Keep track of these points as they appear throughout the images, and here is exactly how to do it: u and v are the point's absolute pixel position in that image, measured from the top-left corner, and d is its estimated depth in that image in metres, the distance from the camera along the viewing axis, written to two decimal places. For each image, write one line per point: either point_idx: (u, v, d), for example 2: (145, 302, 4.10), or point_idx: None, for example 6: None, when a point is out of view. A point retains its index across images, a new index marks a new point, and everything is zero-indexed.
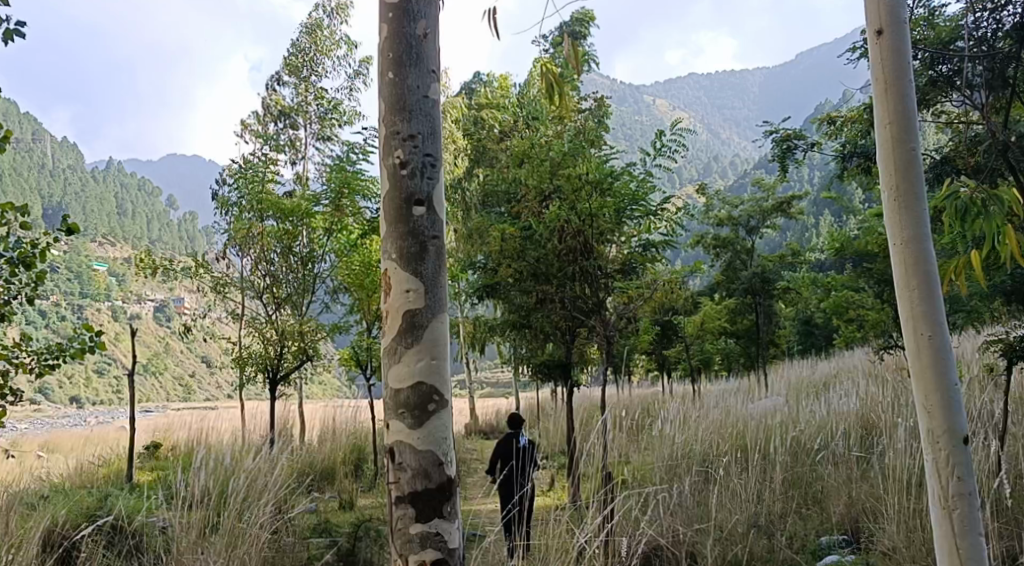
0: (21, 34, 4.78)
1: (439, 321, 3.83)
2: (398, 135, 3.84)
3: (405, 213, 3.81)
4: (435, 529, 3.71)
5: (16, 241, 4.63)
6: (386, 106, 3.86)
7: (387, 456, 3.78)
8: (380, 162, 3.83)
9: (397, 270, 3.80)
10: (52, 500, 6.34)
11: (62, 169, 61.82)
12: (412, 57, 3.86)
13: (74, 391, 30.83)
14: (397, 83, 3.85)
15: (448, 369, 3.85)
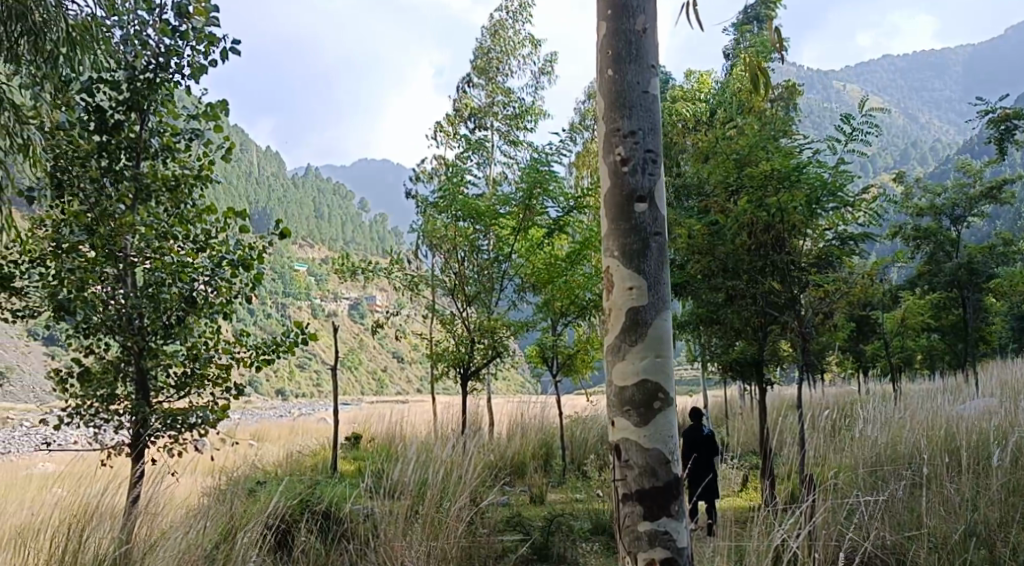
0: (236, 52, 5.14)
1: (663, 317, 3.87)
2: (618, 132, 3.91)
3: (627, 210, 3.88)
4: (663, 528, 3.77)
5: (237, 244, 4.96)
6: (606, 103, 3.94)
7: (614, 453, 3.86)
8: (602, 160, 3.92)
9: (620, 268, 3.88)
10: (268, 485, 6.76)
11: (267, 176, 66.00)
12: (632, 53, 3.92)
13: (278, 384, 32.70)
14: (616, 79, 3.92)
15: (672, 367, 3.89)
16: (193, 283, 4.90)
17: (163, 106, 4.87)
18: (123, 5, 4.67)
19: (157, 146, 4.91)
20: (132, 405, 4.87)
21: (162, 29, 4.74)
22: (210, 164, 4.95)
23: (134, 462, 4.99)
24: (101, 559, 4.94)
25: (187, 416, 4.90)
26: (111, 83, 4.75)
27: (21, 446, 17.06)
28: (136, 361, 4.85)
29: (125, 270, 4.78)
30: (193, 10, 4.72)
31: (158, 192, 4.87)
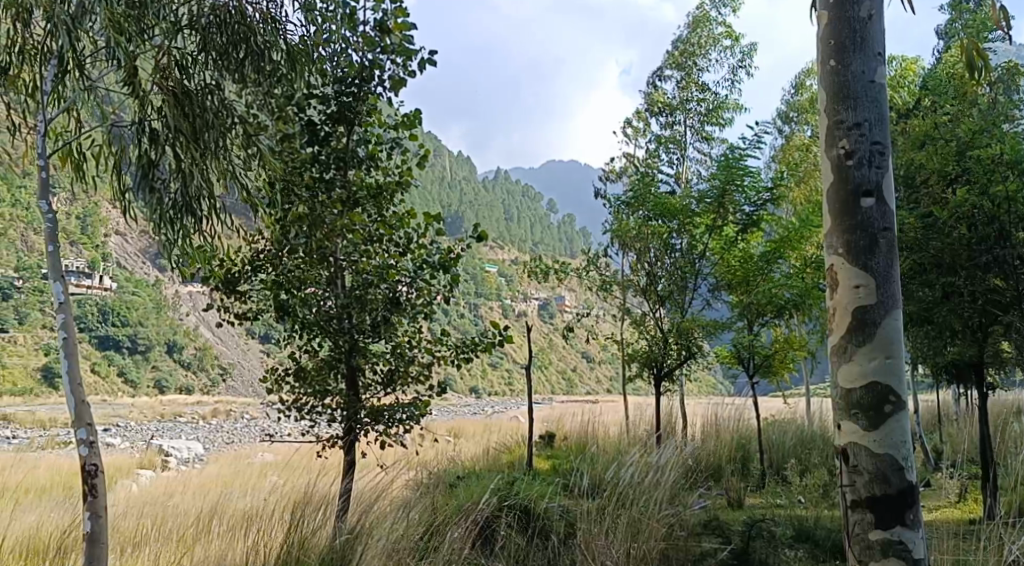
0: (433, 62, 5.31)
1: (893, 317, 3.69)
2: (842, 124, 3.78)
3: (852, 205, 3.74)
4: (898, 538, 3.61)
5: (437, 247, 5.14)
6: (829, 95, 3.82)
7: (841, 458, 3.73)
8: (825, 154, 3.81)
9: (845, 266, 3.73)
10: (467, 480, 6.94)
11: (460, 180, 68.06)
12: (857, 41, 3.79)
13: (471, 382, 33.50)
14: (840, 69, 3.80)
15: (904, 369, 3.71)
16: (397, 284, 5.12)
17: (370, 117, 5.09)
18: (329, 24, 4.89)
19: (363, 155, 5.11)
20: (343, 401, 5.12)
21: (366, 43, 4.94)
22: (410, 171, 5.09)
23: (347, 455, 5.25)
24: (330, 541, 5.23)
25: (393, 412, 5.09)
26: (320, 99, 5.03)
27: (240, 436, 18.35)
28: (347, 359, 5.11)
29: (336, 273, 5.06)
30: (392, 25, 4.90)
31: (364, 200, 5.07)
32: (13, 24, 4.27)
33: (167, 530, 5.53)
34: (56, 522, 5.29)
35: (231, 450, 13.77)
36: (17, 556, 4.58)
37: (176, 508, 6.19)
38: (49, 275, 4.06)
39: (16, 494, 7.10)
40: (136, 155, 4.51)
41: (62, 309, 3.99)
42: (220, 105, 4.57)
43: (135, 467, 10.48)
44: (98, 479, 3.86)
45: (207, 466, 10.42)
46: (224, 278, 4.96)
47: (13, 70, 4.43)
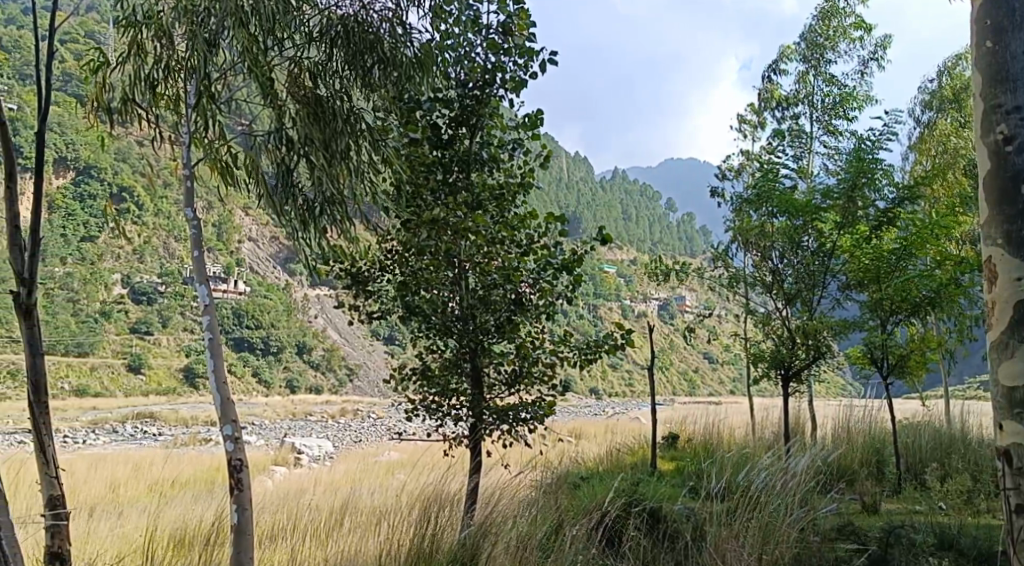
0: (554, 62, 5.30)
1: None
2: (1000, 109, 3.75)
3: (1012, 193, 3.70)
4: None
5: (560, 249, 5.13)
6: (986, 81, 3.79)
7: (1003, 457, 3.68)
8: (981, 140, 3.78)
9: (1004, 258, 3.70)
10: (592, 480, 6.90)
11: (577, 181, 68.05)
12: (1015, 23, 3.76)
13: (591, 383, 33.48)
14: (997, 52, 3.79)
15: None
16: (519, 285, 5.12)
17: (492, 120, 5.10)
18: (455, 28, 4.93)
19: (486, 157, 5.16)
20: (468, 401, 5.16)
21: (489, 45, 4.98)
22: (531, 172, 5.09)
23: (473, 453, 5.29)
24: (458, 535, 5.29)
25: (518, 412, 5.11)
26: (444, 102, 5.08)
27: (366, 435, 18.81)
28: (472, 359, 5.16)
29: (461, 274, 5.10)
30: (515, 27, 4.94)
31: (487, 201, 5.07)
32: (158, 43, 4.50)
33: (301, 523, 5.73)
34: (199, 513, 5.54)
35: (359, 449, 14.14)
36: (167, 543, 4.81)
37: (308, 502, 6.40)
38: (195, 280, 4.27)
39: (163, 488, 7.47)
40: (271, 163, 4.71)
41: (208, 311, 4.21)
42: (349, 115, 4.68)
43: (270, 463, 10.90)
44: (243, 473, 4.02)
45: (336, 463, 10.75)
46: (353, 278, 5.11)
47: (158, 88, 4.58)
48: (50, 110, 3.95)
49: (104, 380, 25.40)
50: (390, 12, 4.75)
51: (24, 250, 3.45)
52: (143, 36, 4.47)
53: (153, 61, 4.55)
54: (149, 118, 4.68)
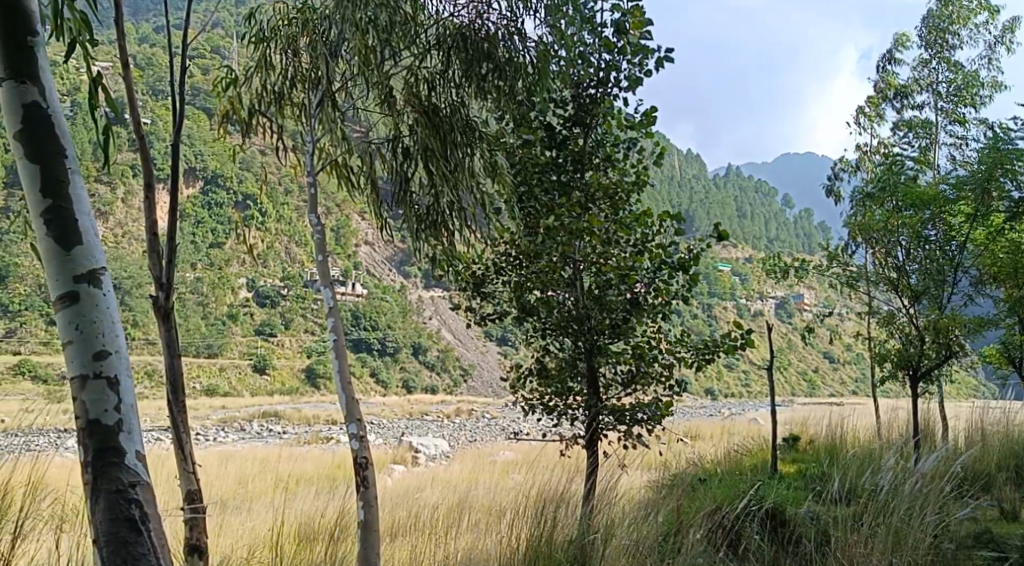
0: (670, 59, 5.22)
1: None
2: None
3: None
4: None
5: (675, 247, 5.01)
6: None
7: None
8: None
9: None
10: (711, 481, 6.77)
11: (690, 179, 67.04)
12: None
13: (707, 383, 32.89)
14: None
15: None
16: (635, 286, 5.05)
17: (606, 119, 5.05)
18: (570, 29, 4.90)
19: (601, 157, 5.13)
20: (585, 401, 5.15)
21: (604, 45, 4.97)
22: (646, 171, 5.01)
23: (589, 454, 5.27)
24: (574, 537, 5.25)
25: (635, 412, 5.05)
26: (559, 104, 5.10)
27: (481, 435, 18.92)
28: (587, 358, 5.10)
29: (576, 275, 5.06)
30: (630, 25, 4.89)
31: (601, 201, 5.02)
32: (281, 55, 4.63)
33: (420, 522, 5.80)
34: (323, 511, 5.67)
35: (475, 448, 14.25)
36: (292, 539, 4.93)
37: (428, 500, 6.52)
38: (318, 284, 4.40)
39: (288, 484, 7.71)
40: (389, 170, 4.79)
41: (332, 313, 4.32)
42: (464, 123, 4.72)
43: (389, 462, 11.13)
44: (369, 471, 4.11)
45: (453, 462, 10.88)
46: (469, 281, 5.15)
47: (283, 98, 4.73)
48: (183, 122, 4.12)
49: (231, 380, 26.20)
50: (506, 16, 4.76)
51: (161, 255, 3.60)
52: (267, 49, 4.62)
53: (277, 73, 4.70)
54: (272, 128, 4.87)
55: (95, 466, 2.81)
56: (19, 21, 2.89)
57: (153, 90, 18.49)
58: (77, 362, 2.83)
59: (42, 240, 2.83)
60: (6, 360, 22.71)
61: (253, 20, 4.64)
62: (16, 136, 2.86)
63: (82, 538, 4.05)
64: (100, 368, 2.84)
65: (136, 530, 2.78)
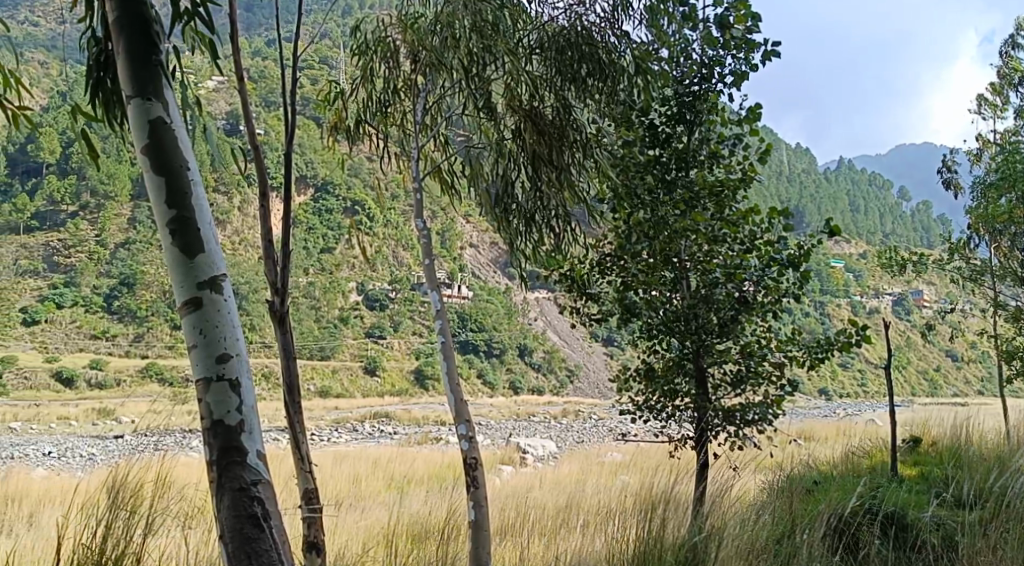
0: (776, 52, 5.11)
1: None
2: None
3: None
4: None
5: (785, 244, 4.89)
6: None
7: None
8: None
9: None
10: (827, 483, 6.58)
11: (800, 173, 65.39)
12: None
13: (821, 383, 32.01)
14: None
15: None
16: (742, 284, 4.95)
17: (710, 115, 4.97)
18: (672, 27, 4.86)
19: (705, 154, 5.05)
20: (693, 401, 5.06)
21: (706, 40, 4.90)
22: (752, 167, 4.91)
23: (699, 454, 5.18)
24: (685, 537, 5.16)
25: (745, 412, 4.96)
26: (662, 102, 5.06)
27: (589, 436, 18.85)
28: (695, 358, 5.03)
29: (682, 275, 4.98)
30: (733, 19, 4.82)
31: (705, 199, 4.95)
32: (385, 65, 4.73)
33: (530, 524, 5.80)
34: (435, 511, 5.73)
35: (583, 449, 14.22)
36: (406, 539, 5.00)
37: (536, 501, 6.55)
38: (427, 287, 4.48)
39: (400, 484, 7.84)
40: (492, 175, 4.82)
41: (441, 315, 4.38)
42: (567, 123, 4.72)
43: (499, 463, 11.22)
44: (479, 471, 4.15)
45: (562, 462, 10.88)
46: (574, 283, 5.14)
47: (388, 107, 4.83)
48: (295, 130, 4.24)
49: (343, 382, 26.64)
50: (606, 17, 4.74)
51: (276, 260, 3.71)
52: (372, 59, 4.72)
53: (382, 83, 4.79)
54: (378, 137, 4.97)
55: (221, 464, 2.93)
56: (145, 40, 3.04)
57: (266, 101, 19.12)
58: (202, 364, 2.94)
59: (168, 248, 2.96)
60: (134, 363, 23.83)
61: (358, 32, 4.75)
62: (144, 151, 3.01)
63: (207, 537, 4.20)
64: (223, 371, 2.95)
65: (259, 527, 2.88)
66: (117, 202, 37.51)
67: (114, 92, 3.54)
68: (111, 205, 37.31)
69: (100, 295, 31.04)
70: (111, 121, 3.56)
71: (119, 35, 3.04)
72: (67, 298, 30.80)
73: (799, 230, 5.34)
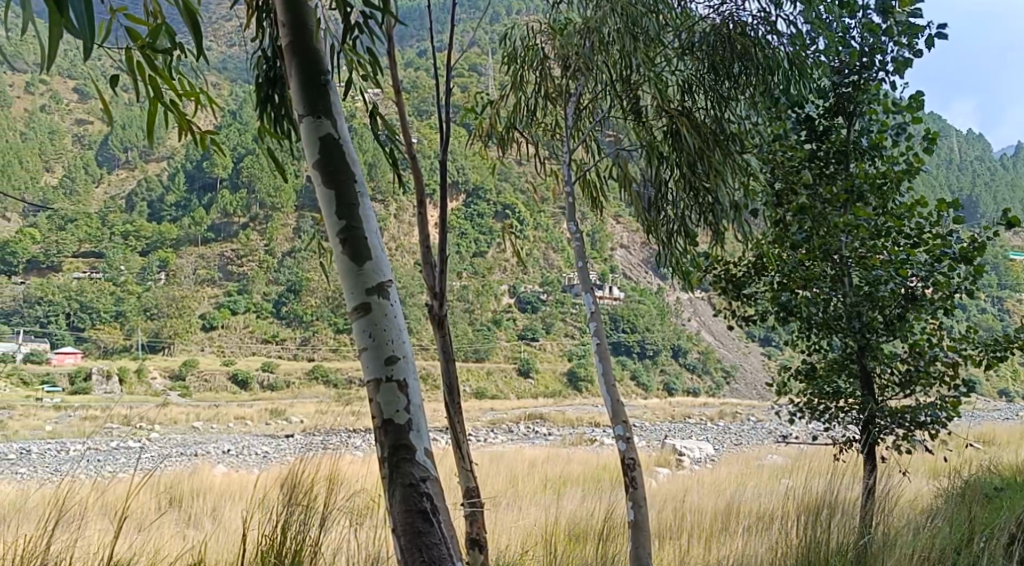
0: (943, 36, 4.87)
1: None
2: None
3: None
4: None
5: (956, 238, 4.64)
6: None
7: None
8: None
9: None
10: (1009, 488, 6.19)
11: (973, 161, 61.54)
12: None
13: (1000, 385, 29.98)
14: None
15: None
16: (909, 279, 4.70)
17: (873, 104, 4.77)
18: (829, 17, 4.70)
19: (866, 145, 4.85)
20: (859, 402, 4.88)
21: (866, 28, 4.71)
22: (919, 157, 4.68)
23: (866, 457, 5.00)
24: (850, 539, 4.98)
25: (916, 414, 4.74)
26: (819, 94, 4.89)
27: (748, 439, 18.35)
28: (860, 359, 4.84)
29: (843, 273, 4.79)
30: (897, 4, 4.61)
31: (868, 192, 4.75)
32: (537, 72, 4.79)
33: (689, 528, 5.73)
34: (593, 514, 5.74)
35: (743, 452, 13.92)
36: (564, 539, 5.05)
37: (694, 504, 6.48)
38: (580, 289, 4.52)
39: (556, 485, 7.92)
40: (644, 175, 4.76)
41: (595, 316, 4.40)
42: (720, 121, 4.64)
43: (655, 464, 11.13)
44: (637, 472, 4.15)
45: (721, 465, 10.70)
46: (728, 284, 5.03)
47: (538, 114, 4.90)
48: (450, 138, 4.35)
49: (498, 384, 27.08)
50: (760, 14, 4.66)
51: (434, 266, 3.82)
52: (522, 66, 4.79)
53: (532, 89, 4.85)
54: (529, 143, 5.04)
55: (390, 463, 2.71)
56: (302, 20, 2.81)
57: (419, 111, 19.64)
58: (371, 366, 2.74)
59: (337, 254, 2.76)
60: (301, 365, 25.11)
61: (507, 41, 4.83)
62: (312, 153, 2.81)
63: (377, 532, 4.37)
64: (392, 372, 2.73)
65: (429, 533, 2.64)
66: (284, 213, 39.59)
67: (283, 107, 3.72)
68: (278, 216, 39.43)
69: (270, 301, 32.86)
70: (282, 135, 3.74)
71: (284, 31, 2.83)
72: (241, 305, 32.81)
73: (970, 223, 5.07)
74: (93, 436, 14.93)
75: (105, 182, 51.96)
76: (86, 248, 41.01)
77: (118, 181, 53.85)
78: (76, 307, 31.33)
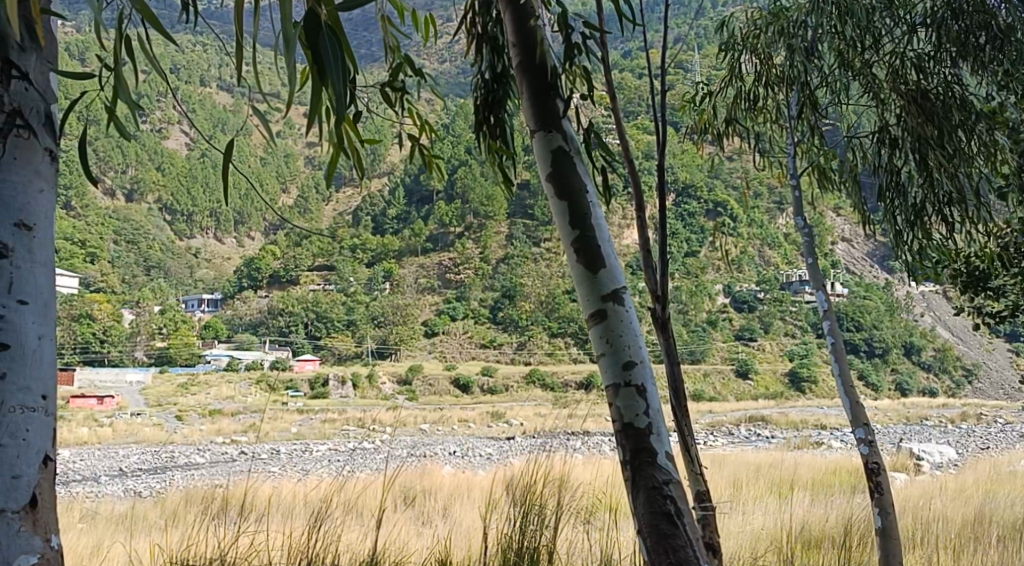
0: None
1: None
2: None
3: None
4: None
5: None
6: None
7: None
8: None
9: None
10: None
11: None
12: None
13: None
14: None
15: None
16: None
17: None
18: None
19: None
20: None
21: None
22: None
23: None
24: None
25: None
26: None
27: (996, 442, 16.99)
28: None
29: None
30: None
31: None
32: (756, 60, 4.68)
33: (934, 536, 5.34)
34: (826, 521, 5.47)
35: (990, 455, 12.95)
36: (800, 548, 4.82)
37: (935, 511, 6.06)
38: (812, 286, 4.38)
39: (783, 490, 7.60)
40: (876, 165, 4.53)
41: (828, 315, 4.25)
42: (960, 101, 4.33)
43: (891, 470, 10.60)
44: (883, 477, 3.97)
45: (966, 471, 10.00)
46: (966, 276, 4.27)
47: (758, 105, 4.77)
48: (668, 140, 4.27)
49: (716, 385, 26.57)
50: None
51: (655, 268, 3.78)
52: (739, 56, 4.70)
53: (752, 80, 4.73)
54: (747, 136, 4.97)
55: (633, 465, 2.42)
56: (523, 12, 2.64)
57: (627, 112, 19.79)
58: (609, 370, 2.47)
59: (572, 264, 2.53)
60: (519, 369, 25.81)
61: (725, 31, 4.78)
62: (544, 164, 2.59)
63: (605, 538, 4.40)
64: (630, 376, 2.45)
65: (687, 562, 2.31)
66: (497, 221, 40.93)
67: (499, 126, 3.37)
68: (492, 224, 40.85)
69: (487, 307, 33.90)
70: (506, 156, 3.40)
71: (512, 42, 2.65)
72: (461, 311, 34.32)
73: None
74: (333, 436, 15.98)
75: (334, 200, 55.70)
76: (320, 262, 44.10)
77: (346, 199, 57.57)
78: (313, 317, 33.65)
